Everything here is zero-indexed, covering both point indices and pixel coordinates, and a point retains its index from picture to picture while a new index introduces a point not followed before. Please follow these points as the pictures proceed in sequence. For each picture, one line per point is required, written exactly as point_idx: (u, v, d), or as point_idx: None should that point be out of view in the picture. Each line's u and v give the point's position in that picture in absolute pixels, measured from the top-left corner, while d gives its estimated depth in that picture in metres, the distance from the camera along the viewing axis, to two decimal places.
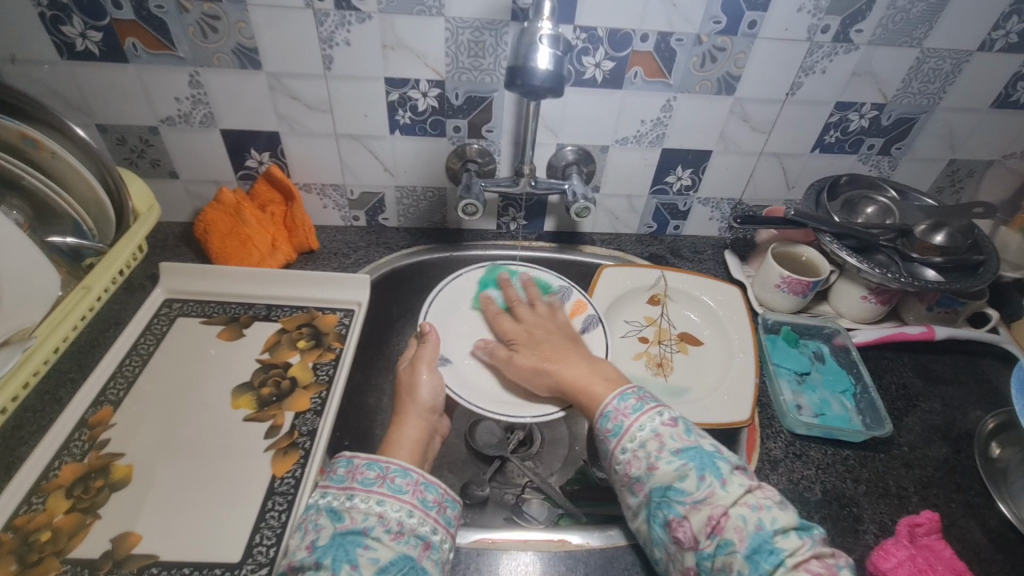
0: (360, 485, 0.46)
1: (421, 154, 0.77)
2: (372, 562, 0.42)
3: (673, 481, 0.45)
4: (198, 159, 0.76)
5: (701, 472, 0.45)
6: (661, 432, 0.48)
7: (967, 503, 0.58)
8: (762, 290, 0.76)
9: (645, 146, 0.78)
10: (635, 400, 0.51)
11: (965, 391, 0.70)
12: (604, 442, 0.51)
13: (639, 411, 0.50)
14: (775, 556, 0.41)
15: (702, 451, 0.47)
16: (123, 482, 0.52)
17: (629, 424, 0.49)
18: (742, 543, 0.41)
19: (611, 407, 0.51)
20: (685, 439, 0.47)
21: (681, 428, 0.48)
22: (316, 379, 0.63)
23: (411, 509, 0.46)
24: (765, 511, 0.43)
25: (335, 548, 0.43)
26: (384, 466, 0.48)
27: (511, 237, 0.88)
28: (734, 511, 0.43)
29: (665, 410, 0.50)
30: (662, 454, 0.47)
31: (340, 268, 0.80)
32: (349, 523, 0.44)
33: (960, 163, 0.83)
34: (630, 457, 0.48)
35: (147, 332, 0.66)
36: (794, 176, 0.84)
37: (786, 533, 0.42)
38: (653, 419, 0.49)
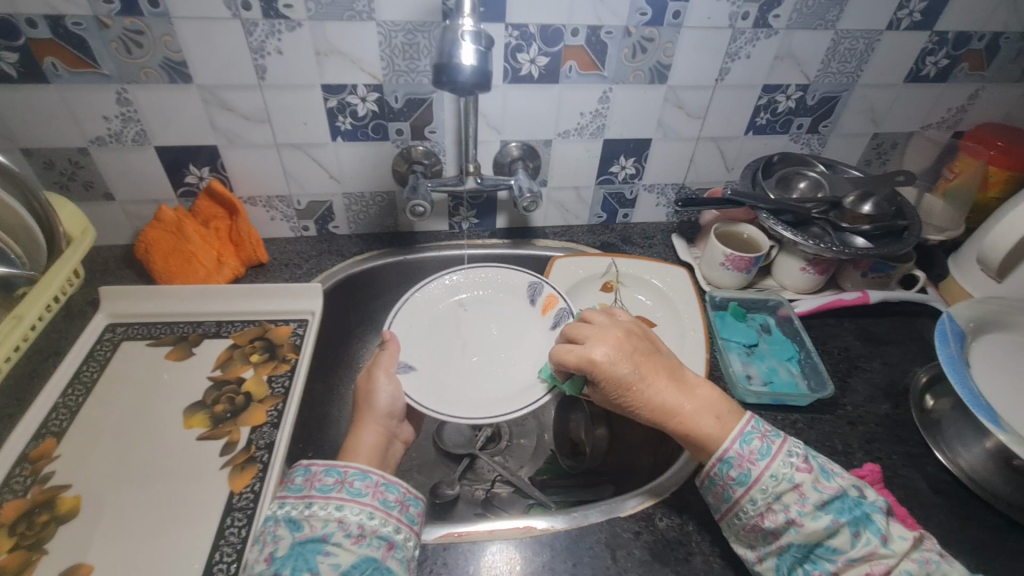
0: (318, 493, 0.46)
1: (366, 159, 0.77)
2: (333, 568, 0.42)
3: (823, 538, 0.45)
4: (134, 179, 0.74)
5: (855, 528, 0.44)
6: (800, 482, 0.46)
7: (907, 453, 0.62)
8: (709, 269, 0.79)
9: (587, 137, 0.80)
10: (759, 442, 0.49)
11: (900, 349, 0.74)
12: (725, 487, 0.49)
13: (768, 455, 0.48)
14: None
15: (849, 500, 0.46)
16: (71, 514, 0.50)
17: (757, 472, 0.48)
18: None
19: (733, 453, 0.49)
20: (828, 489, 0.46)
21: (819, 474, 0.47)
22: (271, 392, 0.62)
23: (371, 511, 0.46)
24: (931, 566, 0.43)
25: (295, 557, 0.43)
26: (342, 471, 0.48)
27: (464, 236, 0.88)
28: (899, 568, 0.43)
29: (796, 451, 0.48)
30: (806, 509, 0.45)
31: (292, 279, 0.79)
32: (308, 532, 0.44)
33: (883, 137, 0.88)
34: (763, 508, 0.47)
35: (90, 358, 0.64)
36: (732, 158, 0.87)
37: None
38: (785, 466, 0.47)
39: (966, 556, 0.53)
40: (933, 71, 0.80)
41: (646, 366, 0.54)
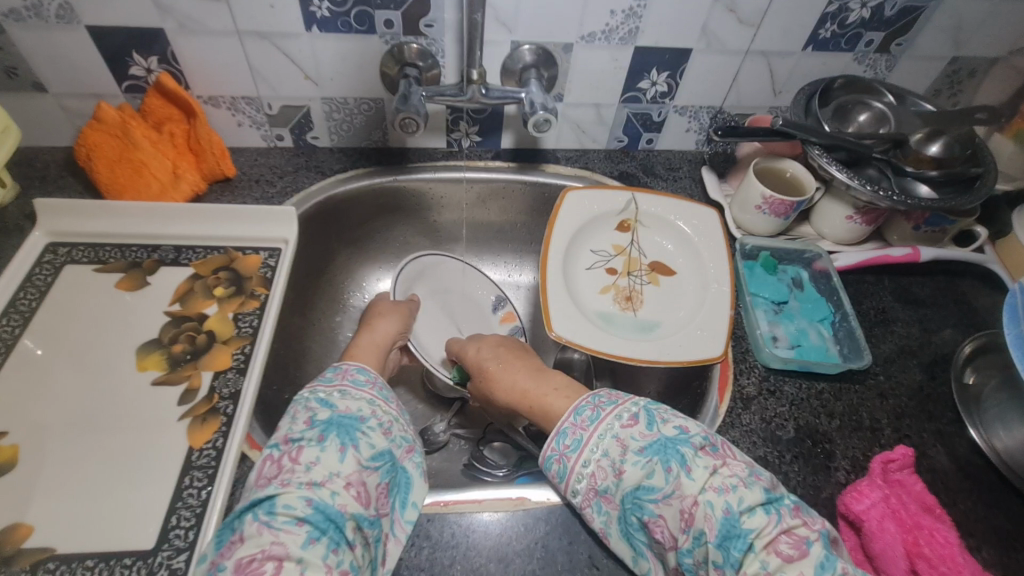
0: (352, 384, 0.48)
1: (349, 55, 0.63)
2: (370, 446, 0.43)
3: (641, 480, 0.41)
4: (67, 67, 0.61)
5: (666, 464, 0.40)
6: (622, 435, 0.43)
7: (938, 431, 0.56)
8: (740, 212, 0.69)
9: (616, 44, 0.66)
10: (590, 410, 0.46)
11: (942, 313, 0.67)
12: (560, 458, 0.45)
13: (597, 420, 0.45)
14: (743, 541, 0.37)
15: (665, 440, 0.42)
16: (7, 467, 0.44)
17: (587, 436, 0.45)
18: (713, 533, 0.37)
19: (568, 424, 0.46)
20: (647, 435, 0.42)
21: (643, 424, 0.43)
22: (237, 332, 0.54)
23: (397, 414, 0.48)
24: (732, 492, 0.38)
25: (336, 426, 0.43)
26: (372, 375, 0.50)
27: (464, 156, 0.77)
28: (703, 499, 0.38)
29: (623, 410, 0.45)
30: (626, 456, 0.42)
31: (263, 199, 0.68)
32: (345, 409, 0.45)
33: (963, 62, 0.74)
34: (595, 467, 0.44)
35: (27, 285, 0.56)
36: (782, 79, 0.74)
37: (753, 511, 0.37)
38: (612, 425, 0.44)
39: (990, 547, 0.49)
40: None
41: (503, 355, 0.59)
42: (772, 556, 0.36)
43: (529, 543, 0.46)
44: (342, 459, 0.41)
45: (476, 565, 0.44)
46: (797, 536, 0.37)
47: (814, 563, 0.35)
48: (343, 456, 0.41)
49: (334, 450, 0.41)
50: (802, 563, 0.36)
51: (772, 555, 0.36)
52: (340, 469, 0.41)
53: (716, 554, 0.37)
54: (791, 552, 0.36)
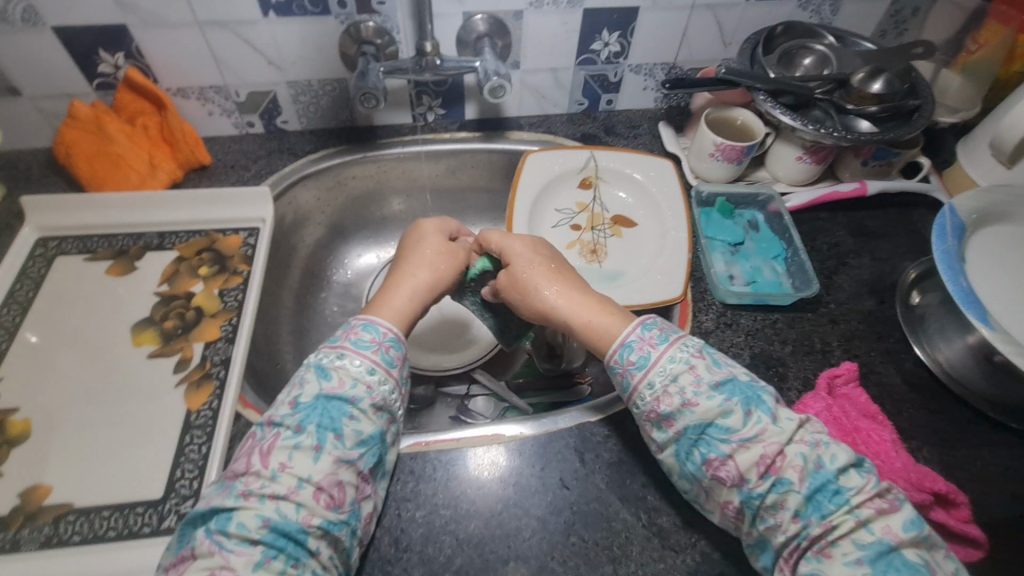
0: (353, 347, 0.45)
1: (308, 38, 0.66)
2: (354, 434, 0.42)
3: (716, 416, 0.42)
4: (38, 68, 0.63)
5: (747, 407, 0.42)
6: (693, 364, 0.44)
7: (885, 350, 0.60)
8: (697, 162, 0.72)
9: (564, 7, 0.69)
10: (658, 330, 0.47)
11: (892, 243, 0.70)
12: (624, 375, 0.46)
13: (666, 344, 0.46)
14: (839, 496, 0.39)
15: (741, 383, 0.44)
16: (22, 438, 0.48)
17: (656, 356, 0.45)
18: (802, 482, 0.40)
19: (634, 338, 0.46)
20: (719, 372, 0.44)
21: (709, 360, 0.45)
22: (223, 306, 0.58)
23: (393, 383, 0.46)
24: (823, 449, 0.41)
25: (320, 411, 0.42)
26: (380, 332, 0.47)
27: (430, 129, 0.80)
28: (791, 450, 0.41)
29: (690, 341, 0.46)
30: (699, 389, 0.43)
31: (240, 183, 0.71)
32: (336, 387, 0.43)
33: (904, 1, 0.77)
34: (660, 394, 0.44)
35: (23, 277, 0.59)
36: (730, 31, 0.76)
37: (847, 471, 0.40)
38: (682, 351, 0.45)
39: (930, 448, 0.54)
40: None
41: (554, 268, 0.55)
42: (865, 509, 0.39)
43: (505, 473, 0.50)
44: (315, 461, 0.40)
45: (457, 493, 0.49)
46: (888, 499, 0.39)
47: (904, 518, 0.38)
48: (317, 457, 0.40)
49: (308, 449, 0.41)
50: (893, 517, 0.38)
51: (864, 508, 0.39)
52: (313, 473, 0.40)
53: (801, 502, 0.39)
54: (884, 507, 0.39)
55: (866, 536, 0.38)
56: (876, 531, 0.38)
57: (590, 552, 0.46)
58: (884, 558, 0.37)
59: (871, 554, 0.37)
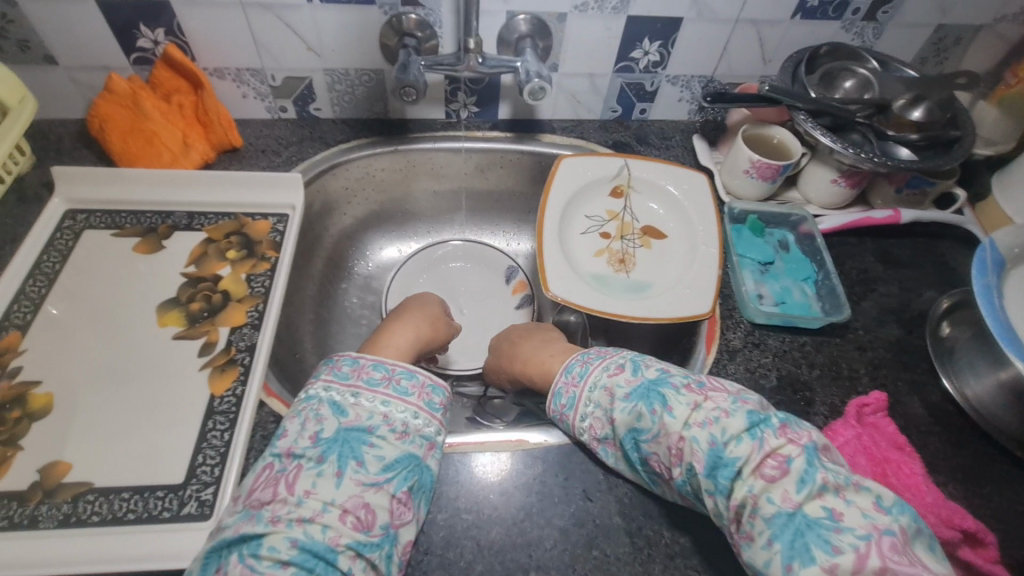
0: (366, 384, 0.47)
1: (349, 26, 0.65)
2: (377, 460, 0.43)
3: (631, 426, 0.44)
4: (77, 39, 0.62)
5: (645, 408, 0.44)
6: (608, 384, 0.47)
7: (912, 380, 0.60)
8: (730, 178, 0.72)
9: (608, 13, 0.68)
10: (579, 366, 0.51)
11: (921, 273, 0.70)
12: (561, 417, 0.51)
13: (586, 375, 0.50)
14: (731, 469, 0.39)
15: (646, 383, 0.45)
16: (44, 411, 0.48)
17: (580, 391, 0.49)
18: (700, 465, 0.40)
19: (561, 384, 0.51)
20: (632, 381, 0.46)
21: (628, 371, 0.47)
22: (250, 291, 0.58)
23: (416, 410, 0.47)
24: (715, 424, 0.40)
25: (340, 443, 0.43)
26: (388, 368, 0.48)
27: (463, 126, 0.79)
28: (688, 435, 0.41)
29: (609, 363, 0.49)
30: (613, 405, 0.46)
31: (270, 168, 0.71)
32: (353, 420, 0.45)
33: (947, 30, 0.76)
34: (593, 419, 0.48)
35: (50, 248, 0.59)
36: (771, 47, 0.76)
37: (738, 440, 0.39)
38: (600, 376, 0.48)
39: (955, 483, 0.53)
40: None
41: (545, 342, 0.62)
42: (760, 479, 0.38)
43: (528, 480, 0.50)
44: (338, 486, 0.41)
45: (480, 498, 0.48)
46: (778, 462, 0.38)
47: (795, 479, 0.37)
48: (339, 482, 0.41)
49: (330, 475, 0.41)
50: (786, 482, 0.37)
51: (757, 479, 0.38)
52: (336, 497, 0.40)
53: (707, 484, 0.40)
54: (775, 474, 0.38)
55: (769, 507, 0.36)
56: (776, 500, 0.36)
57: (611, 567, 0.45)
58: (789, 527, 0.35)
59: (775, 529, 0.35)
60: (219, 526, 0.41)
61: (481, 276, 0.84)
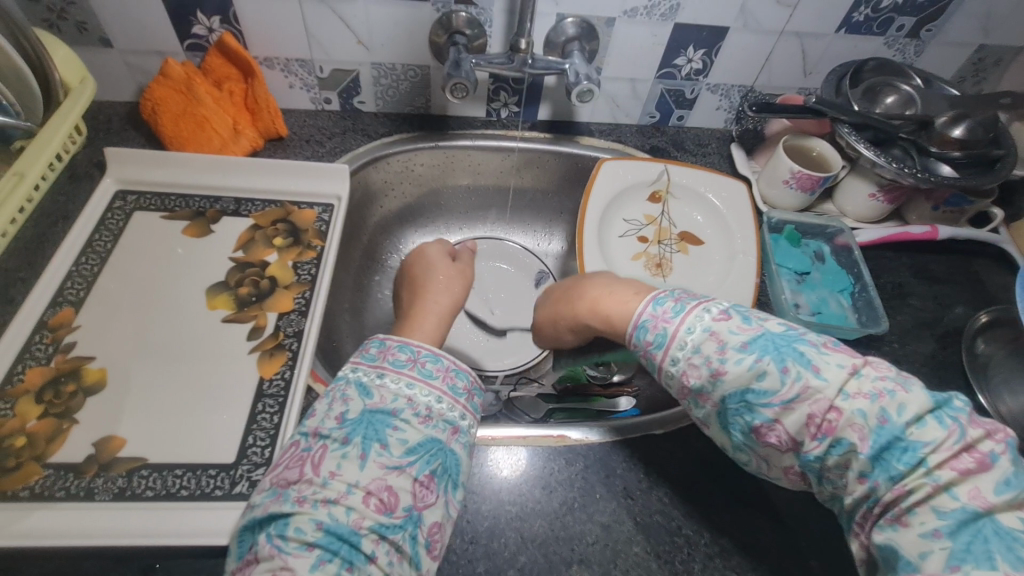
0: (391, 366, 0.45)
1: (401, 22, 0.66)
2: (401, 443, 0.41)
3: (750, 381, 0.39)
4: (134, 23, 0.63)
5: (781, 363, 0.38)
6: (715, 330, 0.42)
7: (947, 395, 0.60)
8: (768, 187, 0.72)
9: (656, 20, 0.69)
10: (672, 302, 0.45)
11: (955, 289, 0.70)
12: (646, 355, 0.45)
13: (682, 313, 0.44)
14: (911, 454, 0.34)
15: (773, 336, 0.40)
16: (97, 387, 0.49)
17: (672, 330, 0.43)
18: (864, 445, 0.35)
19: (647, 317, 0.45)
20: (748, 330, 0.41)
21: (738, 319, 0.42)
22: (297, 278, 0.58)
23: (439, 395, 0.45)
24: (888, 399, 0.36)
25: (365, 425, 0.41)
26: (415, 351, 0.47)
27: (502, 126, 0.80)
28: (847, 406, 0.36)
29: (712, 305, 0.43)
30: (726, 354, 0.40)
31: (313, 158, 0.72)
32: (378, 402, 0.43)
33: (988, 50, 0.77)
34: (685, 367, 0.42)
35: (102, 226, 0.60)
36: (813, 60, 0.76)
37: (921, 422, 0.35)
38: (701, 318, 0.43)
39: None
40: None
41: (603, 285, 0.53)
42: (947, 471, 0.33)
43: (569, 475, 0.50)
44: (362, 467, 0.39)
45: (522, 491, 0.49)
46: (978, 455, 0.33)
47: (995, 479, 0.32)
48: (363, 464, 0.39)
49: (354, 457, 0.39)
50: (982, 479, 0.33)
51: (946, 470, 0.33)
52: (359, 479, 0.38)
53: (864, 463, 0.35)
54: (970, 467, 0.33)
55: (952, 503, 0.32)
56: (961, 496, 0.32)
57: (652, 565, 0.46)
58: (970, 528, 0.31)
59: (953, 525, 0.32)
60: (251, 506, 0.40)
61: (515, 278, 0.83)
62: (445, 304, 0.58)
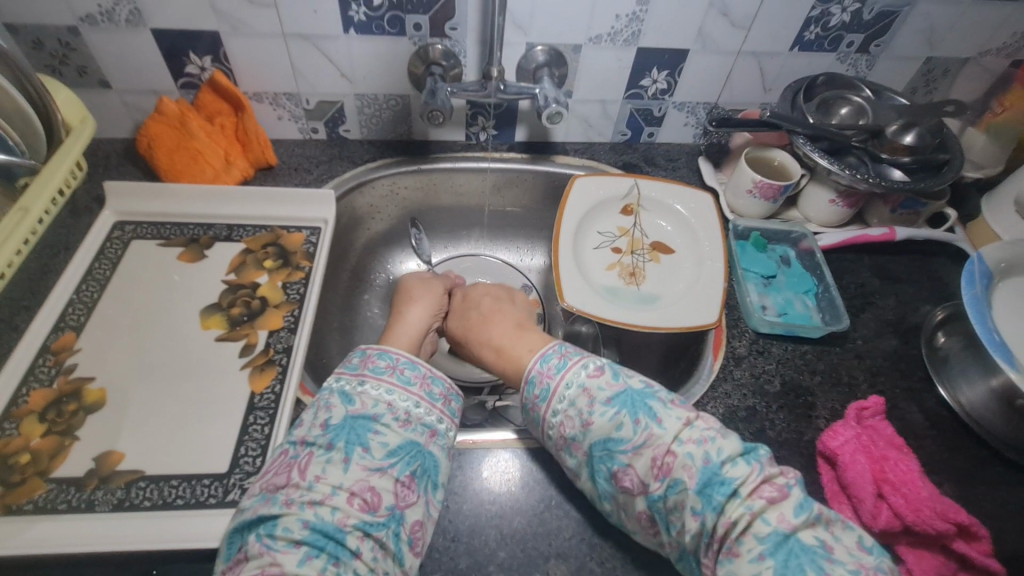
0: (372, 374, 0.48)
1: (380, 56, 0.70)
2: (382, 446, 0.44)
3: (610, 432, 0.46)
4: (131, 65, 0.68)
5: (634, 416, 0.46)
6: (588, 385, 0.48)
7: (909, 388, 0.63)
8: (734, 197, 0.76)
9: (619, 45, 0.74)
10: (557, 358, 0.51)
11: (916, 287, 0.74)
12: (535, 407, 0.51)
13: (564, 369, 0.50)
14: (726, 487, 0.40)
15: (632, 392, 0.47)
16: (98, 405, 0.52)
17: (555, 384, 0.50)
18: (692, 481, 0.41)
19: (536, 371, 0.51)
20: (613, 386, 0.48)
21: (608, 375, 0.49)
22: (286, 298, 0.62)
23: (417, 400, 0.48)
24: (709, 444, 0.42)
25: (347, 430, 0.44)
26: (394, 358, 0.50)
27: (481, 148, 0.84)
28: (679, 449, 0.43)
29: (590, 362, 0.50)
30: (594, 407, 0.47)
31: (302, 185, 0.76)
32: (360, 408, 0.46)
33: (936, 62, 0.81)
34: (563, 418, 0.49)
35: (101, 255, 0.63)
36: (771, 77, 0.81)
37: (733, 462, 0.41)
38: (579, 374, 0.49)
39: (951, 484, 0.56)
40: None
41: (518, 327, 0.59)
42: (756, 500, 0.40)
43: (546, 474, 0.53)
44: (346, 470, 0.42)
45: (502, 491, 0.51)
46: (779, 486, 0.40)
47: (793, 504, 0.39)
48: (347, 466, 0.42)
49: (339, 461, 0.42)
50: (783, 504, 0.39)
51: (756, 499, 0.40)
52: (344, 481, 0.41)
53: (694, 500, 0.41)
54: (773, 496, 0.40)
55: (764, 527, 0.39)
56: (771, 521, 0.39)
57: (626, 557, 0.48)
58: (783, 548, 0.38)
59: (770, 547, 0.38)
60: (240, 509, 0.42)
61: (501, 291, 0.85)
62: (417, 318, 0.62)
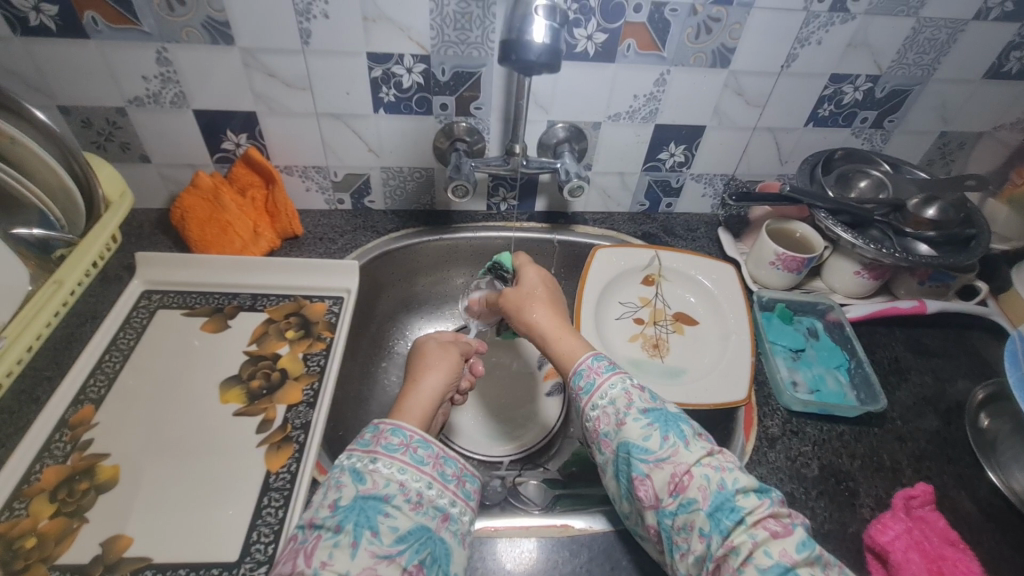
0: (384, 450, 0.45)
1: (407, 133, 0.73)
2: (392, 531, 0.41)
3: (638, 438, 0.44)
4: (171, 142, 0.71)
5: (664, 432, 0.44)
6: (630, 390, 0.47)
7: (958, 474, 0.59)
8: (757, 267, 0.76)
9: (638, 122, 0.76)
10: (608, 360, 0.50)
11: (953, 363, 0.71)
12: (575, 398, 0.50)
13: (611, 370, 0.49)
14: (736, 513, 0.39)
15: (668, 412, 0.46)
16: (109, 483, 0.50)
17: (600, 380, 0.49)
18: (705, 501, 0.40)
19: (585, 364, 0.50)
20: (652, 401, 0.47)
21: (648, 393, 0.48)
22: (306, 370, 0.61)
23: (430, 480, 0.45)
24: (728, 472, 0.42)
25: (357, 511, 0.42)
26: (408, 435, 0.47)
27: (503, 217, 0.86)
28: (698, 470, 0.42)
29: None
30: (630, 411, 0.46)
31: (326, 254, 0.77)
32: (371, 487, 0.43)
33: (951, 136, 0.82)
34: (600, 413, 0.47)
35: (126, 326, 0.63)
36: (787, 150, 0.82)
37: (746, 493, 0.41)
38: (623, 379, 0.48)
39: None
40: (1016, 67, 0.73)
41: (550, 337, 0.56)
42: (761, 530, 0.39)
43: (573, 567, 0.50)
44: (353, 556, 0.39)
45: None
46: (784, 524, 0.40)
47: (797, 540, 0.39)
48: (354, 553, 0.40)
49: (346, 545, 0.40)
50: (788, 540, 0.38)
51: (760, 530, 0.39)
52: (349, 568, 0.39)
53: (704, 521, 0.40)
54: (778, 530, 0.39)
55: (767, 559, 0.37)
56: (774, 554, 0.37)
57: None
58: None
59: None
60: None
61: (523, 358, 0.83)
62: (428, 387, 0.57)
